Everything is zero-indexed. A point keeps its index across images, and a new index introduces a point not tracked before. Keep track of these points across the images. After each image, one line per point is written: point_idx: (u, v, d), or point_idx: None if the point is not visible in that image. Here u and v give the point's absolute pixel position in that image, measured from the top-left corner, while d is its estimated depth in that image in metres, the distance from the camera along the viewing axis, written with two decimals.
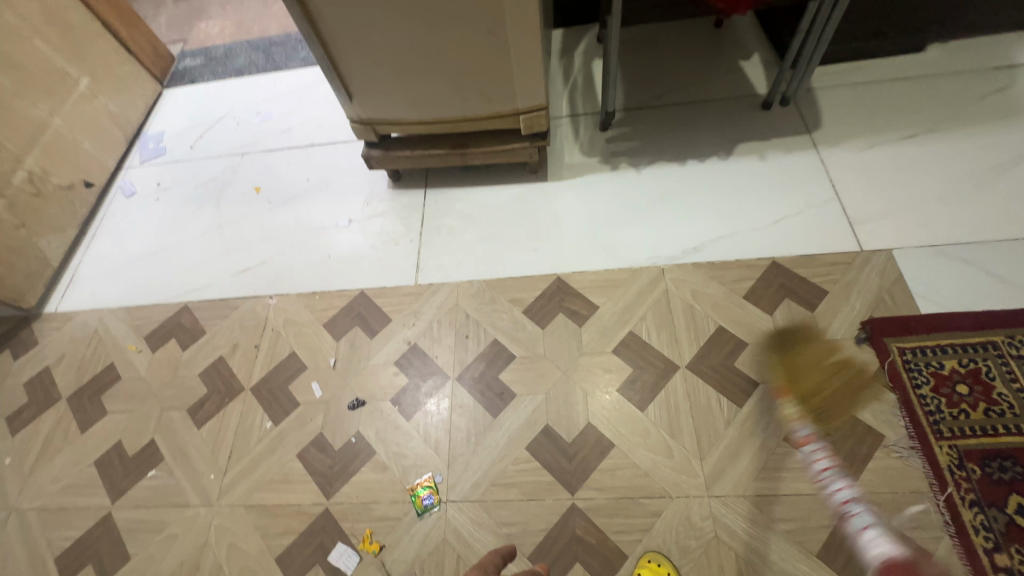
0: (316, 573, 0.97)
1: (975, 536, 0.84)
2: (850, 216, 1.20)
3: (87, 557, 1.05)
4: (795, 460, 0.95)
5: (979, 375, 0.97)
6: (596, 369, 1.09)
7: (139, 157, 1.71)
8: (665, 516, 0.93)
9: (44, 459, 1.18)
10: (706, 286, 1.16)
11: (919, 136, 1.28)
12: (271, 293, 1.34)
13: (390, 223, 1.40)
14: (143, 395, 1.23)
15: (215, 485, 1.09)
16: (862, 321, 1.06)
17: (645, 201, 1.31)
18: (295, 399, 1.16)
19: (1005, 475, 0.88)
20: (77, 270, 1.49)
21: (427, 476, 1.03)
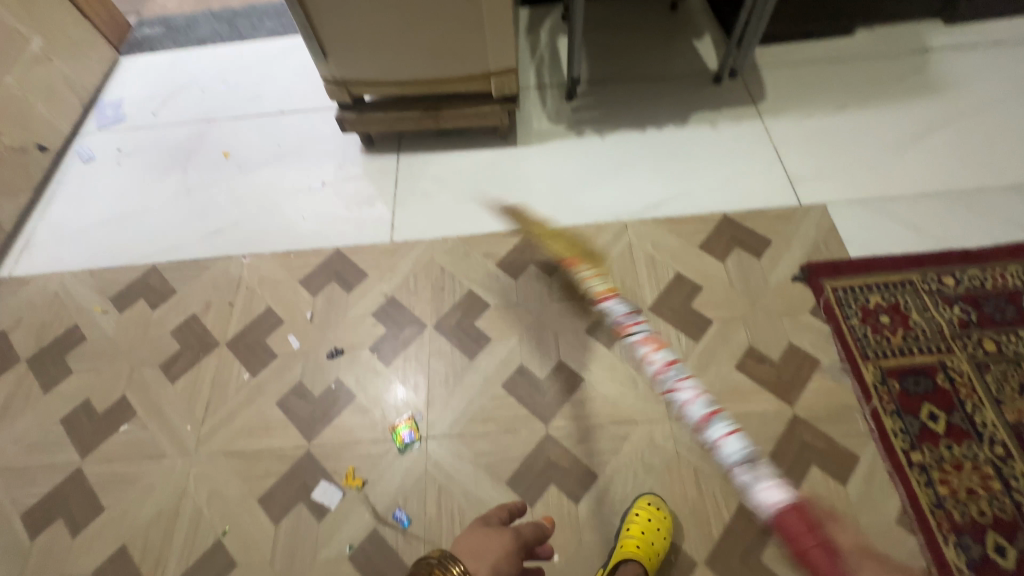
0: (300, 510, 1.00)
1: (895, 439, 0.97)
2: (790, 176, 1.33)
3: (56, 512, 1.03)
4: (745, 385, 1.05)
5: (899, 307, 1.11)
6: (567, 314, 1.17)
7: (96, 123, 1.65)
8: (632, 438, 1.01)
9: (4, 420, 1.14)
10: (665, 238, 1.25)
11: (849, 107, 1.43)
12: (244, 253, 1.34)
13: (364, 185, 1.43)
14: (111, 354, 1.21)
15: (192, 435, 1.09)
16: (801, 266, 1.18)
17: (608, 164, 1.40)
18: (273, 351, 1.17)
19: (919, 387, 1.01)
20: (32, 234, 1.43)
21: (408, 415, 1.07)
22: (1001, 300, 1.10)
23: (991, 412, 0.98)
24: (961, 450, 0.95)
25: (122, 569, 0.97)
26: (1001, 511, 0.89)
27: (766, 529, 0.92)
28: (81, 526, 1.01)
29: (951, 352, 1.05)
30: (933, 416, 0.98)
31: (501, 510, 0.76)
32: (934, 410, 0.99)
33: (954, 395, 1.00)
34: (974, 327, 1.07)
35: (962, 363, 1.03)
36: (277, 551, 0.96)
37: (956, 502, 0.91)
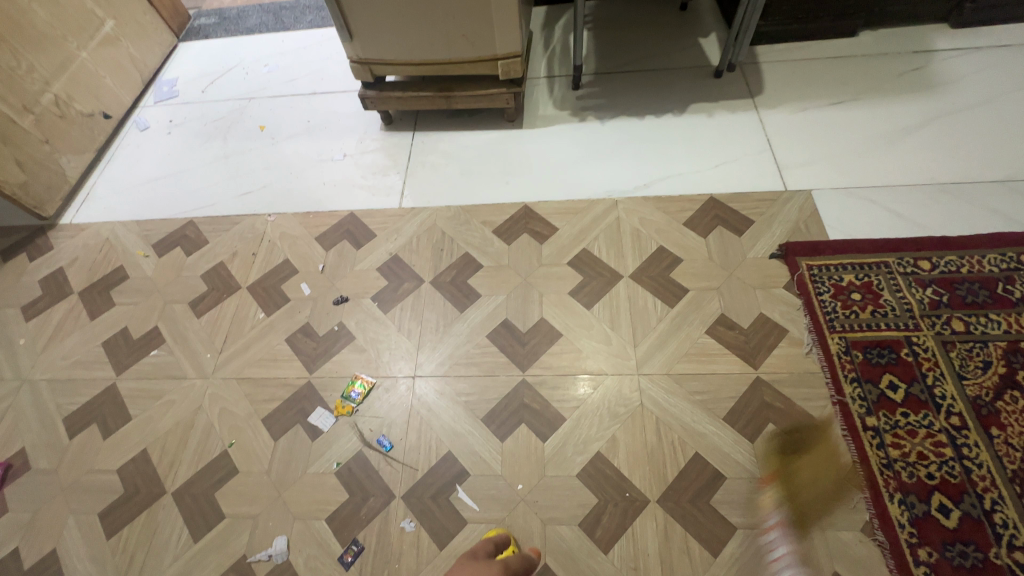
0: (297, 431, 1.11)
1: (852, 404, 1.01)
2: (779, 163, 1.39)
3: (91, 418, 1.18)
4: (712, 347, 1.11)
5: (871, 286, 1.15)
6: (552, 277, 1.26)
7: (153, 98, 1.86)
8: (602, 389, 1.09)
9: (56, 340, 1.31)
10: (651, 214, 1.33)
11: (845, 102, 1.48)
12: (269, 212, 1.49)
13: (380, 158, 1.56)
14: (149, 290, 1.37)
15: (211, 361, 1.23)
16: (780, 244, 1.24)
17: (606, 147, 1.49)
18: (286, 296, 1.31)
19: (882, 359, 1.05)
20: (92, 189, 1.63)
21: (369, 378, 1.16)
22: (975, 284, 1.12)
23: (952, 384, 1.01)
24: (917, 417, 0.98)
25: (141, 468, 1.10)
26: (950, 475, 0.93)
27: (718, 475, 0.97)
28: (111, 430, 1.16)
29: (918, 329, 1.08)
30: (893, 385, 1.02)
31: (487, 545, 0.87)
32: (894, 379, 1.03)
33: (916, 367, 1.04)
34: (944, 308, 1.10)
35: (928, 339, 1.07)
36: (273, 463, 1.08)
37: (906, 463, 0.94)
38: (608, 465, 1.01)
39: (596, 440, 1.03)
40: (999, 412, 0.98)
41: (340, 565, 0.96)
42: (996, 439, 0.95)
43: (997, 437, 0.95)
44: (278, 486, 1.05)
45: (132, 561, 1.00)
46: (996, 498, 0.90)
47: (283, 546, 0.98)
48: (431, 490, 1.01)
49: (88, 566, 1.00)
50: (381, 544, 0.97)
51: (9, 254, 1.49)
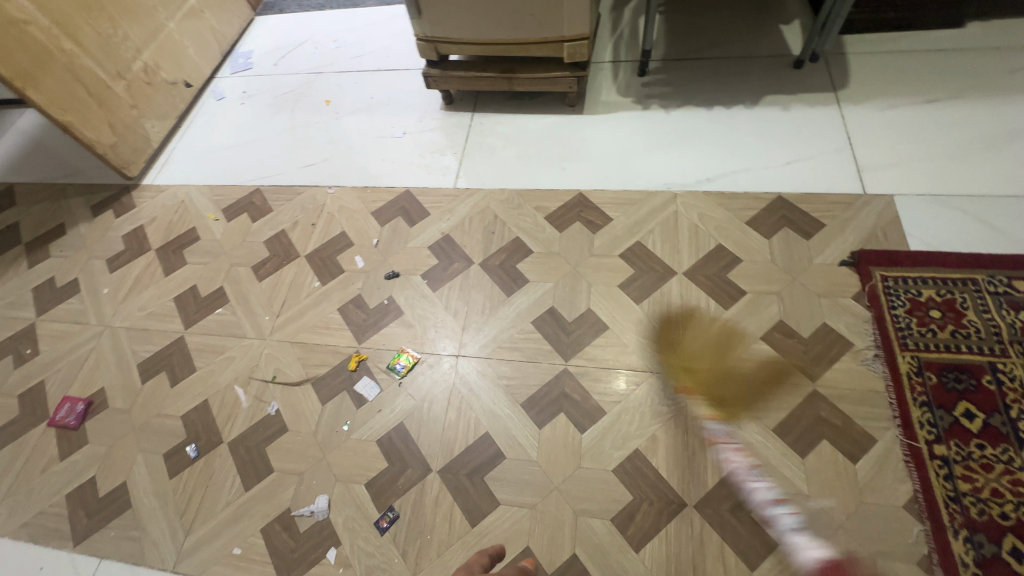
0: (343, 397, 1.16)
1: (919, 429, 0.94)
2: (860, 163, 1.29)
3: (162, 366, 1.28)
4: (768, 354, 1.06)
5: (954, 304, 1.05)
6: (602, 268, 1.23)
7: (229, 69, 1.95)
8: (645, 387, 1.06)
9: (135, 292, 1.42)
10: (713, 210, 1.27)
11: (941, 101, 1.35)
12: (330, 185, 1.54)
13: (438, 137, 1.58)
14: (217, 252, 1.45)
15: (269, 323, 1.30)
16: (852, 251, 1.15)
17: (669, 136, 1.43)
18: (341, 267, 1.36)
19: (959, 384, 0.97)
20: (171, 153, 1.73)
21: (413, 353, 1.18)
22: None
23: None
24: (994, 451, 0.90)
25: (202, 417, 1.18)
26: None
27: (762, 487, 0.93)
28: (178, 379, 1.25)
29: (1005, 355, 0.98)
30: (970, 414, 0.94)
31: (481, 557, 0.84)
32: (971, 408, 0.94)
33: (998, 397, 0.95)
34: None
35: (1015, 367, 0.97)
36: (320, 425, 1.13)
37: (977, 499, 0.87)
38: (646, 464, 0.99)
39: (636, 438, 1.01)
40: None
41: (377, 530, 0.99)
42: None
43: None
44: (323, 447, 1.10)
45: (190, 501, 1.08)
46: None
47: (324, 505, 1.03)
48: (467, 468, 1.03)
49: (152, 502, 1.09)
50: (415, 514, 1.00)
51: (99, 210, 1.62)
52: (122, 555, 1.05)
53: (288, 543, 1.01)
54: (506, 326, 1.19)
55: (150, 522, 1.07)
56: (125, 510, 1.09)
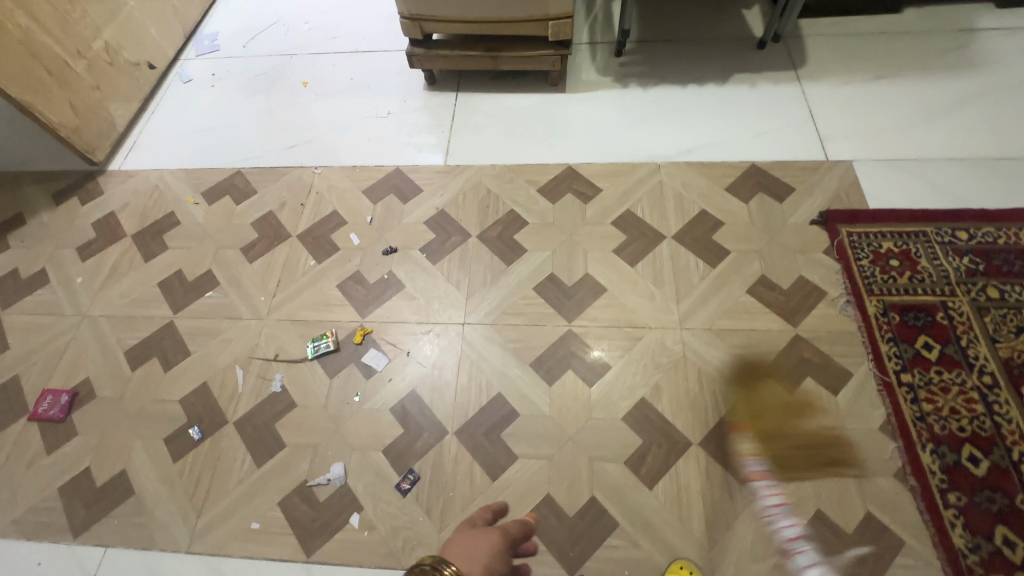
0: (351, 369, 1.16)
1: (888, 361, 1.06)
2: (822, 134, 1.41)
3: (152, 352, 1.23)
4: (754, 306, 1.15)
5: (909, 253, 1.18)
6: (596, 235, 1.29)
7: (194, 51, 1.87)
8: (645, 341, 1.13)
9: (113, 280, 1.35)
10: (694, 179, 1.36)
11: (887, 78, 1.50)
12: (316, 165, 1.52)
13: (424, 117, 1.59)
14: (200, 236, 1.41)
15: (265, 304, 1.27)
16: (821, 211, 1.27)
17: (649, 112, 1.51)
18: (336, 245, 1.35)
19: (918, 321, 1.09)
20: (138, 138, 1.65)
21: (330, 330, 1.21)
22: (1011, 255, 1.16)
23: (986, 347, 1.05)
24: (950, 376, 1.03)
25: (202, 400, 1.15)
26: (980, 428, 0.97)
27: (758, 422, 1.02)
28: (172, 364, 1.21)
29: (954, 295, 1.12)
30: (929, 346, 1.06)
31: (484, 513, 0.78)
32: (929, 341, 1.07)
33: (951, 330, 1.08)
34: (980, 275, 1.14)
35: (963, 304, 1.10)
36: (330, 398, 1.13)
37: (939, 417, 0.99)
38: (653, 410, 1.05)
39: (641, 387, 1.08)
40: None
41: (398, 492, 1.01)
42: None
43: None
44: (334, 419, 1.10)
45: (198, 483, 1.06)
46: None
47: (341, 472, 1.04)
48: (483, 427, 1.07)
49: (157, 486, 1.06)
50: (435, 474, 1.03)
51: (63, 198, 1.53)
52: (129, 542, 1.01)
53: (308, 513, 1.01)
54: (509, 293, 1.23)
55: (157, 507, 1.04)
56: (128, 498, 1.05)
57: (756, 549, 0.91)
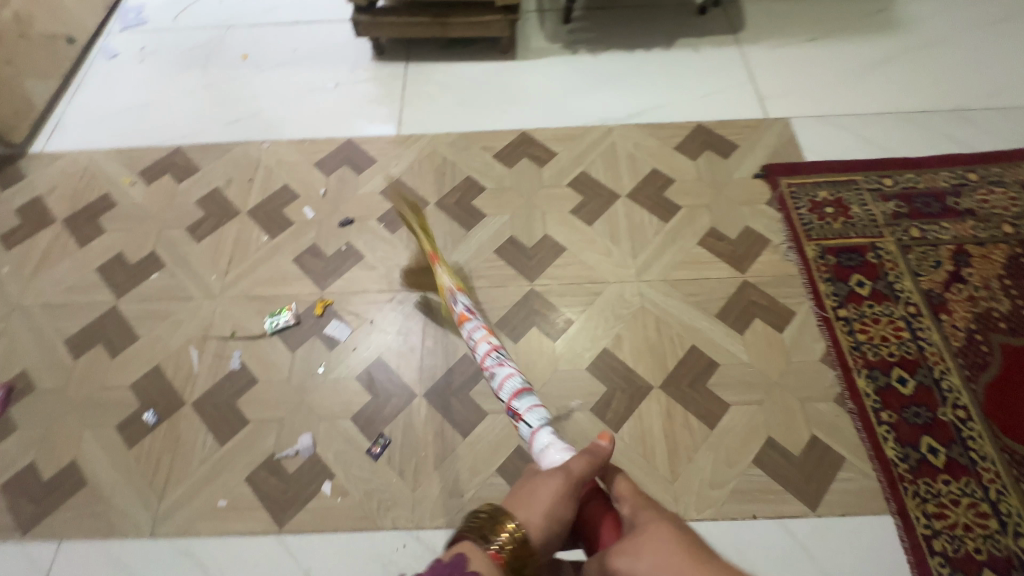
0: (314, 342, 1.14)
1: (826, 299, 1.14)
2: (761, 94, 1.48)
3: (96, 339, 1.16)
4: (705, 256, 1.21)
5: (842, 200, 1.27)
6: (553, 197, 1.31)
7: (118, 25, 1.75)
8: (605, 295, 1.17)
9: (46, 267, 1.27)
10: (645, 140, 1.40)
11: (818, 40, 1.58)
12: (262, 140, 1.46)
13: (373, 88, 1.55)
14: (141, 217, 1.33)
15: (217, 282, 1.23)
16: (763, 166, 1.34)
17: (599, 77, 1.54)
18: (290, 219, 1.31)
19: (852, 262, 1.18)
20: (61, 117, 1.53)
21: (289, 304, 1.18)
22: (930, 198, 1.26)
23: (910, 281, 1.15)
24: (880, 308, 1.12)
25: (156, 383, 1.11)
26: (907, 353, 1.07)
27: (713, 363, 1.08)
28: (119, 349, 1.15)
29: (882, 236, 1.21)
30: (861, 283, 1.15)
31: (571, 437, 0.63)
32: (862, 278, 1.16)
33: (880, 268, 1.17)
34: (904, 217, 1.24)
35: (890, 244, 1.20)
36: (293, 371, 1.11)
37: (871, 345, 1.08)
38: (615, 359, 1.10)
39: (603, 338, 1.12)
40: (947, 301, 1.12)
41: (369, 456, 1.01)
42: (944, 323, 1.10)
43: (945, 320, 1.10)
44: (299, 392, 1.08)
45: (159, 467, 1.02)
46: (943, 370, 1.05)
47: (309, 443, 1.03)
48: (452, 388, 1.08)
49: (113, 474, 1.02)
50: (407, 436, 1.03)
51: None
52: (86, 533, 0.97)
53: (278, 486, 0.99)
54: (471, 258, 1.23)
55: (114, 495, 1.00)
56: (81, 488, 1.00)
57: (715, 478, 0.97)
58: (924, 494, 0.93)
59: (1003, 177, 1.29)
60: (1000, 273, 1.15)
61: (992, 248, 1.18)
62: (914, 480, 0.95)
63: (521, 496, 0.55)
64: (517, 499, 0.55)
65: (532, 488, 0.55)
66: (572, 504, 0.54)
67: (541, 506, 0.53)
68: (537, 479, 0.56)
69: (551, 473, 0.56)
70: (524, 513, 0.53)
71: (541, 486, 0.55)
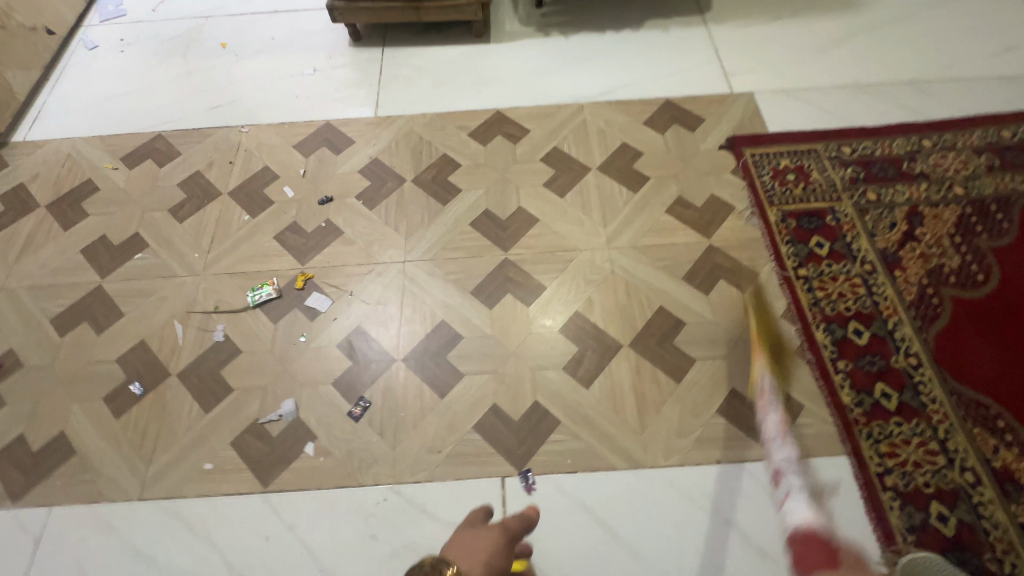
0: (295, 314, 1.18)
1: (787, 260, 1.19)
2: (727, 70, 1.53)
3: (82, 317, 1.19)
4: (672, 223, 1.26)
5: (803, 168, 1.32)
6: (527, 172, 1.35)
7: (98, 18, 1.77)
8: (577, 262, 1.21)
9: (30, 251, 1.29)
10: (615, 116, 1.45)
11: (781, 19, 1.64)
12: (242, 125, 1.49)
13: (351, 73, 1.58)
14: (124, 200, 1.36)
15: (200, 260, 1.26)
16: (727, 138, 1.39)
17: (571, 58, 1.58)
18: (270, 199, 1.34)
19: (811, 225, 1.23)
20: (43, 107, 1.56)
21: (271, 279, 1.22)
22: (886, 163, 1.32)
23: (866, 241, 1.20)
24: (838, 267, 1.17)
25: (141, 357, 1.14)
26: (862, 307, 1.12)
27: (680, 322, 1.13)
28: (105, 326, 1.18)
29: (840, 200, 1.27)
30: (820, 244, 1.21)
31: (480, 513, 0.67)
32: (821, 240, 1.21)
33: (838, 229, 1.22)
34: (861, 182, 1.29)
35: (847, 207, 1.25)
36: (276, 342, 1.14)
37: (829, 301, 1.13)
38: (586, 321, 1.14)
39: (575, 302, 1.16)
40: (901, 258, 1.18)
41: (350, 418, 1.05)
42: (898, 279, 1.15)
43: (899, 276, 1.16)
44: (282, 360, 1.12)
45: (145, 435, 1.05)
46: (896, 322, 1.10)
47: (292, 407, 1.06)
48: (430, 352, 1.12)
49: (101, 443, 1.04)
50: (387, 399, 1.07)
51: None
52: (76, 499, 1.00)
53: (262, 449, 1.03)
54: (447, 231, 1.27)
55: (102, 462, 1.03)
56: (70, 457, 1.03)
57: (682, 428, 1.02)
58: (877, 435, 0.99)
59: (955, 143, 1.34)
60: (951, 231, 1.21)
61: (944, 209, 1.24)
62: (867, 423, 1.00)
63: (462, 545, 0.56)
64: (454, 550, 0.56)
65: (468, 540, 0.57)
66: (507, 553, 0.57)
67: (481, 555, 0.54)
68: (473, 534, 0.59)
69: (486, 530, 0.60)
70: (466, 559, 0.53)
71: (480, 538, 0.58)
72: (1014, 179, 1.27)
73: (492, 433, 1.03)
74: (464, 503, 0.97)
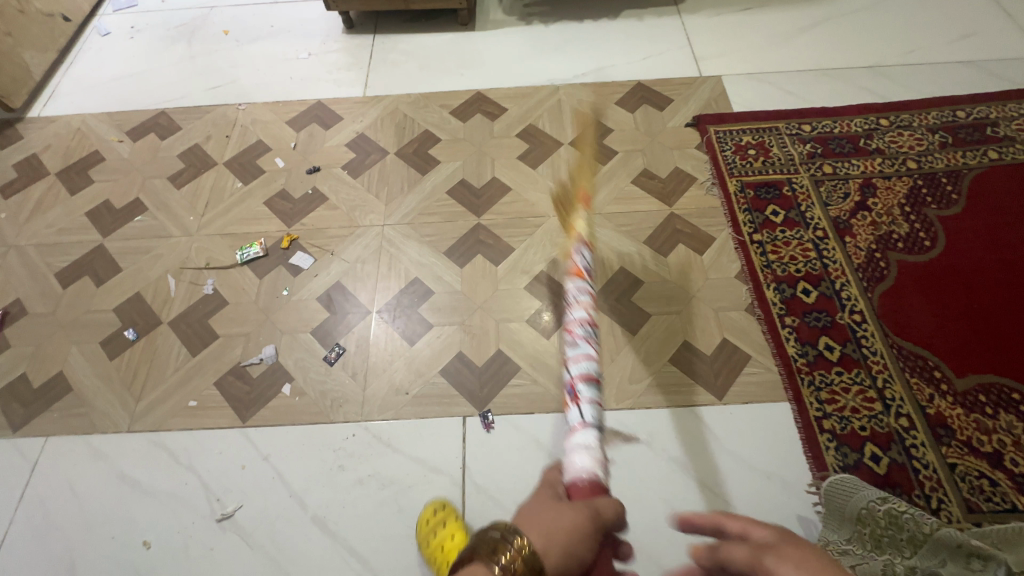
0: (280, 270, 1.26)
1: (743, 226, 1.26)
2: (697, 56, 1.61)
3: (84, 272, 1.28)
4: (636, 193, 1.33)
5: (764, 144, 1.39)
6: (502, 146, 1.44)
7: (112, 8, 1.90)
8: (545, 227, 1.29)
9: (39, 212, 1.39)
10: (588, 96, 1.53)
11: (752, 10, 1.72)
12: (239, 103, 1.60)
13: (343, 57, 1.69)
14: (127, 169, 1.46)
15: (194, 222, 1.35)
16: (694, 116, 1.47)
17: (550, 44, 1.67)
18: (262, 169, 1.44)
19: (768, 195, 1.30)
20: (57, 87, 1.67)
21: (259, 240, 1.30)
22: (843, 140, 1.39)
23: (820, 209, 1.27)
24: (791, 233, 1.24)
25: (136, 307, 1.22)
26: (812, 268, 1.18)
27: (638, 281, 1.20)
28: (104, 279, 1.27)
29: (797, 173, 1.33)
30: (776, 213, 1.27)
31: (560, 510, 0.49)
32: (776, 208, 1.28)
33: (793, 199, 1.29)
34: (818, 157, 1.36)
35: (804, 179, 1.32)
36: (260, 295, 1.22)
37: (780, 263, 1.20)
38: (551, 279, 1.21)
39: (541, 263, 1.23)
40: (852, 226, 1.24)
41: (325, 362, 1.12)
42: (847, 244, 1.21)
43: (849, 241, 1.22)
44: (265, 311, 1.20)
45: (137, 375, 1.13)
46: (843, 282, 1.16)
47: (273, 352, 1.14)
48: (403, 306, 1.19)
49: (95, 381, 1.13)
50: (361, 346, 1.14)
51: None
52: (70, 430, 1.08)
53: (243, 388, 1.10)
54: (426, 198, 1.35)
55: (96, 399, 1.11)
56: (66, 394, 1.12)
57: (634, 374, 1.08)
58: (818, 383, 1.04)
59: (912, 122, 1.41)
60: (901, 202, 1.27)
61: (896, 181, 1.30)
62: (809, 371, 1.06)
63: (539, 520, 0.43)
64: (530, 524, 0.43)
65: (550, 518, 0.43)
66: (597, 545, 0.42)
67: (562, 535, 0.41)
68: (557, 506, 0.44)
69: (575, 505, 0.44)
70: (540, 537, 0.40)
71: (564, 516, 0.43)
72: (965, 155, 1.33)
73: (457, 377, 1.10)
74: (426, 438, 1.04)
